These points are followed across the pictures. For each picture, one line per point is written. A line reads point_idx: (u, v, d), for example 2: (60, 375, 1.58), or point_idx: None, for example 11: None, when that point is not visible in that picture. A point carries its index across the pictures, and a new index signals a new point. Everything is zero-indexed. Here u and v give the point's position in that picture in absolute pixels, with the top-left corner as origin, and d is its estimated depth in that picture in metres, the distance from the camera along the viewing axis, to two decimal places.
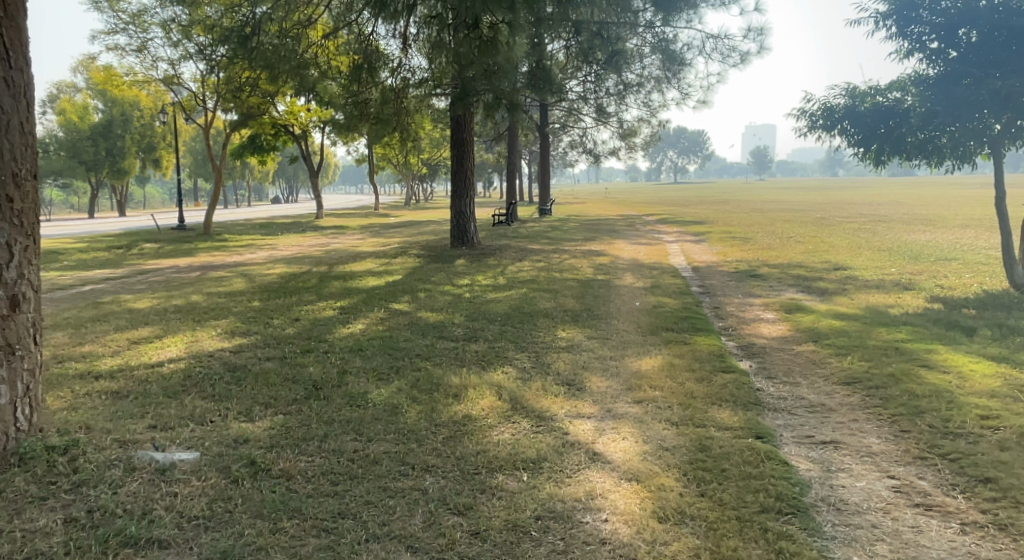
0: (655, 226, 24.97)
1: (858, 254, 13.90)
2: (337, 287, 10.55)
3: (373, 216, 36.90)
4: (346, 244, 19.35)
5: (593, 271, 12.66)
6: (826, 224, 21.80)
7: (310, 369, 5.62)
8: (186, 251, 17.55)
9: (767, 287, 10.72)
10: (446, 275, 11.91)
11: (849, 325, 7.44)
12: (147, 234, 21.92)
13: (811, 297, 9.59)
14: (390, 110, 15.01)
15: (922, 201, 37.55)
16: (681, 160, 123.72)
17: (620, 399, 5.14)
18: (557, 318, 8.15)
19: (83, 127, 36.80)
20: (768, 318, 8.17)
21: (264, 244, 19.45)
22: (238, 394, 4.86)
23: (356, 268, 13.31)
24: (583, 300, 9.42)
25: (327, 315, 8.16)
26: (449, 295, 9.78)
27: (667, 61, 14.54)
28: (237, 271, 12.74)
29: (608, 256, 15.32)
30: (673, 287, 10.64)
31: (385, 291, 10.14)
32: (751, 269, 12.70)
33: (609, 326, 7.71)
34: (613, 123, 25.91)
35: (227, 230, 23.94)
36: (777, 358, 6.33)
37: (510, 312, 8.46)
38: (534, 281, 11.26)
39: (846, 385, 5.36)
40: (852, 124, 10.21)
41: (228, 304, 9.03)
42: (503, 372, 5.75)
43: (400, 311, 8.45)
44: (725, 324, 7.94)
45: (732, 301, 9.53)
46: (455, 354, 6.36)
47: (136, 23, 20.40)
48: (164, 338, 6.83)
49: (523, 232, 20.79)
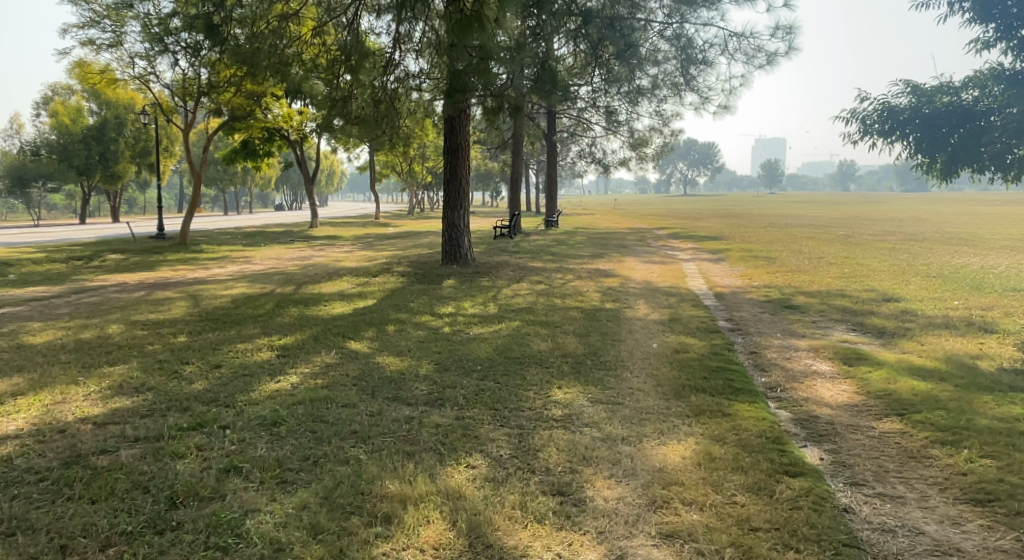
0: (667, 241, 23.14)
1: (906, 281, 12.08)
2: (292, 316, 8.79)
3: (372, 226, 35.15)
4: (330, 258, 17.64)
5: (600, 297, 10.87)
6: (855, 244, 19.93)
7: (182, 462, 3.84)
8: (152, 264, 15.88)
9: (810, 323, 8.93)
10: (427, 301, 10.14)
11: (938, 389, 5.64)
12: (120, 243, 20.25)
13: (870, 340, 7.81)
14: (383, 113, 13.16)
15: (944, 218, 35.56)
16: (691, 172, 121.67)
17: (640, 530, 3.43)
18: (553, 368, 6.36)
19: (77, 130, 35.31)
20: (826, 372, 6.38)
21: (240, 256, 17.73)
22: (32, 519, 3.26)
23: (327, 288, 11.60)
24: (587, 339, 7.65)
25: (261, 360, 6.39)
26: (422, 331, 7.97)
27: (686, 63, 12.77)
28: (190, 291, 11.05)
29: (617, 277, 13.56)
30: (696, 322, 8.87)
31: (346, 323, 8.37)
32: (785, 298, 10.91)
33: (619, 383, 5.91)
34: (623, 132, 24.21)
35: (208, 240, 22.26)
36: (861, 449, 4.51)
37: (494, 357, 6.68)
38: (529, 310, 9.48)
39: (977, 508, 3.67)
40: (916, 129, 8.40)
41: (145, 339, 7.25)
42: (467, 471, 3.95)
43: (355, 355, 6.68)
44: (769, 381, 6.14)
45: (770, 343, 7.75)
46: (406, 433, 4.53)
47: (112, 17, 18.69)
48: (18, 399, 5.04)
49: (525, 246, 18.97)
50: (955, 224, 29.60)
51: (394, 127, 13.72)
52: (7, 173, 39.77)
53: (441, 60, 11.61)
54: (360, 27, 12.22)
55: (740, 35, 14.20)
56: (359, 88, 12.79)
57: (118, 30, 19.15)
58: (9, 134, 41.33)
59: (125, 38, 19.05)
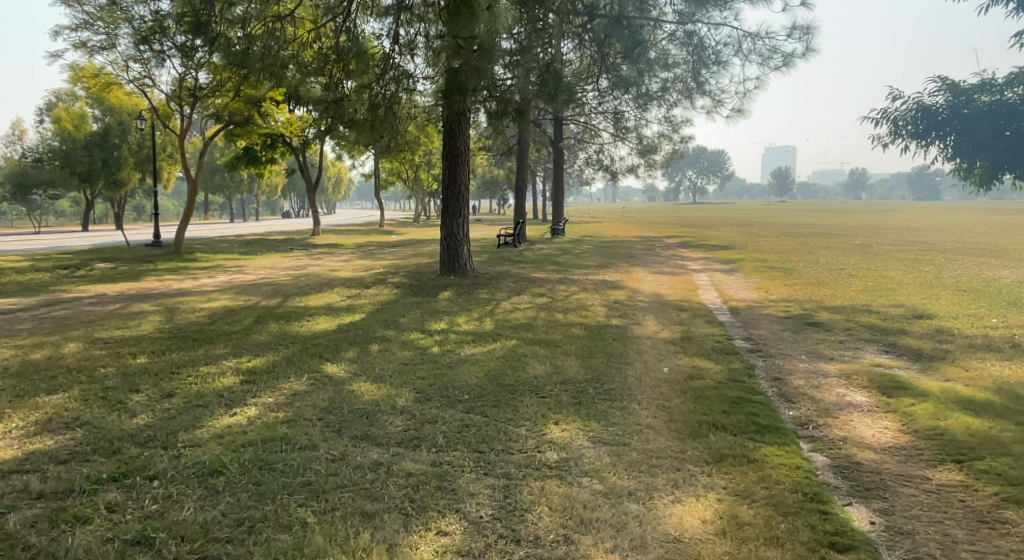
0: (677, 250, 22.40)
1: (936, 297, 11.33)
2: (270, 333, 8.07)
3: (375, 233, 34.50)
4: (325, 267, 16.98)
5: (606, 312, 10.13)
6: (873, 254, 19.16)
7: (83, 532, 3.25)
8: (139, 273, 15.19)
9: (836, 343, 8.20)
10: (420, 316, 9.43)
11: (998, 429, 4.91)
12: (111, 251, 19.59)
13: (906, 365, 7.11)
14: (381, 116, 12.36)
15: (960, 227, 34.79)
16: (700, 180, 120.65)
17: None
18: (552, 398, 5.61)
19: (79, 136, 34.57)
20: (862, 406, 5.65)
21: (232, 265, 17.04)
22: None
23: (315, 300, 10.93)
24: (591, 362, 6.91)
25: (221, 387, 5.63)
26: (409, 351, 7.24)
27: (699, 65, 11.97)
28: (168, 304, 10.35)
29: (625, 289, 12.86)
30: (712, 341, 8.16)
31: (326, 342, 7.62)
32: (806, 314, 10.18)
33: (626, 418, 5.15)
34: (631, 139, 23.51)
35: (204, 248, 21.59)
36: (918, 511, 3.76)
37: (485, 384, 5.95)
38: (529, 327, 8.74)
39: None
40: (954, 131, 7.63)
41: (99, 361, 6.51)
42: (435, 544, 3.31)
43: (329, 380, 5.92)
44: (798, 415, 5.40)
45: (795, 368, 7.01)
46: (370, 485, 3.79)
47: (106, 18, 17.59)
48: None
49: (528, 256, 18.27)
50: (972, 234, 28.90)
51: (393, 131, 12.94)
52: (7, 179, 39.18)
53: (441, 62, 11.09)
54: (357, 28, 11.37)
55: (755, 36, 13.48)
56: (355, 90, 11.99)
57: (112, 32, 18.00)
58: (11, 140, 40.68)
59: (119, 41, 17.95)
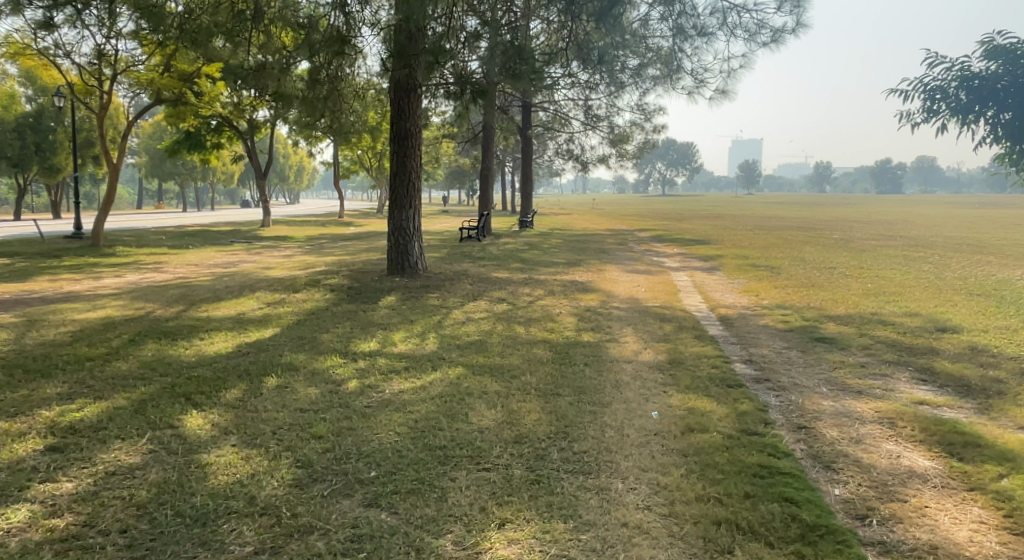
0: (651, 245, 20.89)
1: (953, 304, 9.91)
2: (137, 359, 6.17)
3: (332, 225, 32.48)
4: (260, 264, 15.01)
5: (575, 323, 8.44)
6: (861, 251, 17.85)
7: None
8: (37, 270, 13.04)
9: (859, 367, 6.66)
10: (346, 331, 7.61)
11: None
12: (17, 243, 17.17)
13: (958, 403, 5.62)
14: (323, 94, 10.40)
15: (933, 221, 34.24)
16: (670, 172, 120.05)
17: None
18: (500, 475, 3.84)
19: (9, 117, 30.84)
20: (932, 477, 4.09)
21: (152, 262, 14.96)
22: None
23: (226, 309, 9.10)
24: (555, 403, 5.15)
25: (3, 463, 3.77)
26: (315, 390, 5.39)
27: (680, 42, 10.17)
28: (37, 312, 8.38)
29: (597, 291, 11.26)
30: (707, 365, 6.53)
31: (207, 374, 5.73)
32: (812, 325, 8.64)
33: (602, 515, 3.47)
34: (601, 127, 21.82)
35: (131, 241, 19.32)
36: None
37: (409, 447, 4.16)
38: (480, 347, 6.97)
39: None
40: (1011, 107, 5.72)
41: None
42: None
43: (177, 445, 4.09)
44: (850, 497, 3.78)
45: (820, 407, 5.41)
46: None
47: None
48: None
49: (491, 251, 16.50)
50: (951, 228, 28.04)
51: (336, 113, 11.06)
52: None
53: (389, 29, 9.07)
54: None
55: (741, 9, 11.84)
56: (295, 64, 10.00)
57: None
58: None
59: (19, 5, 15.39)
